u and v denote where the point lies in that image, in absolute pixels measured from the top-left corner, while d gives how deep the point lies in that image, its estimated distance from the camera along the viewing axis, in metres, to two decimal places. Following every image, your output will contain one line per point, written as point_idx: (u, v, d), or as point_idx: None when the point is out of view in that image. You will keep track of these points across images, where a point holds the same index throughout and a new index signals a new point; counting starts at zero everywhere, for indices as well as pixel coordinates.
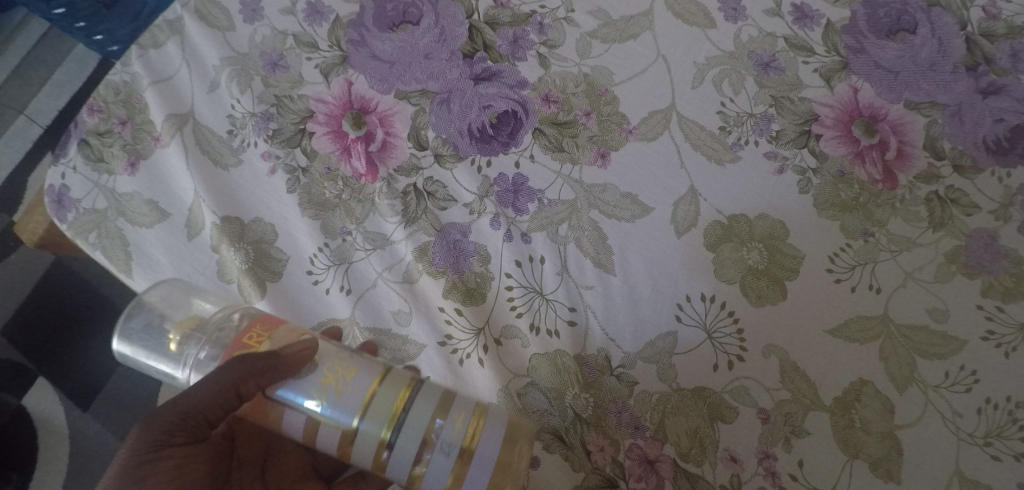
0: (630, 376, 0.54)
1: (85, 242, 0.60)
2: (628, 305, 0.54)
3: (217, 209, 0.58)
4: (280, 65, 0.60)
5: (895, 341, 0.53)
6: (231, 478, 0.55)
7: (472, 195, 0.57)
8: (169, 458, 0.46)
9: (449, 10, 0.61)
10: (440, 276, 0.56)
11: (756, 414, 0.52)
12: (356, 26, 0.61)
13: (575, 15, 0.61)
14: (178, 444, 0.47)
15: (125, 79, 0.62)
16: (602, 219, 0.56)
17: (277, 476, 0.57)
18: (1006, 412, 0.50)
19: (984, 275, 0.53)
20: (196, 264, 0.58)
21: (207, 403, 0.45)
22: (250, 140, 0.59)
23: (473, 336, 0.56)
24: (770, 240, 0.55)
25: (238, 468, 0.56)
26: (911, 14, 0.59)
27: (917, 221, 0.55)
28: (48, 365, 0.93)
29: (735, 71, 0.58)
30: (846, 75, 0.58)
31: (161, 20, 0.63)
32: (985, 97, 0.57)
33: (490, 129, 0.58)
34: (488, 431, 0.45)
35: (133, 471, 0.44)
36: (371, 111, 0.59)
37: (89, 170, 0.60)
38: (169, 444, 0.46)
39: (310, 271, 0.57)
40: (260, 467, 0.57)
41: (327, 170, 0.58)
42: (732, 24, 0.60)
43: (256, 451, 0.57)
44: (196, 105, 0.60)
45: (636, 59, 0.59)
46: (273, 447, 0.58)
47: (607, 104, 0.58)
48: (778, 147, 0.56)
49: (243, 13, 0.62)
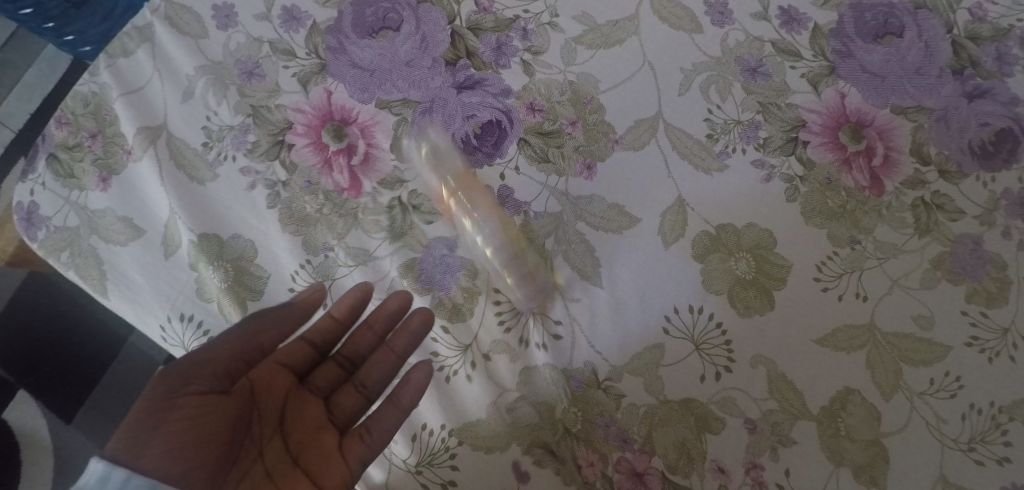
0: (617, 389, 0.54)
1: (58, 261, 0.58)
2: (615, 318, 0.54)
3: (194, 226, 0.57)
4: (255, 73, 0.58)
5: (880, 350, 0.53)
6: (250, 432, 0.48)
7: (457, 208, 0.56)
8: (186, 403, 0.43)
9: (429, 15, 0.59)
10: (426, 292, 0.56)
11: (743, 424, 0.52)
12: (334, 33, 0.59)
13: (560, 19, 0.59)
14: (195, 394, 0.43)
15: (93, 89, 0.59)
16: (589, 231, 0.55)
17: (297, 433, 0.50)
18: (990, 417, 0.51)
19: (968, 281, 0.54)
20: (174, 283, 0.57)
21: (228, 356, 0.47)
22: (227, 154, 0.57)
23: (460, 352, 0.55)
24: (757, 250, 0.54)
25: (258, 421, 0.48)
26: (897, 17, 0.59)
27: (903, 227, 0.55)
28: (30, 379, 0.88)
29: (722, 77, 0.57)
30: (833, 80, 0.57)
31: (129, 26, 0.60)
32: (971, 101, 0.57)
33: (474, 139, 0.57)
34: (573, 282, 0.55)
35: (150, 415, 0.41)
36: (351, 122, 0.57)
37: (59, 186, 0.58)
38: (184, 393, 0.43)
39: (292, 289, 0.56)
40: (280, 423, 0.50)
41: (308, 184, 0.57)
42: (719, 28, 0.59)
43: (278, 405, 0.50)
44: (170, 116, 0.58)
45: (622, 65, 0.58)
46: (294, 400, 0.51)
47: (592, 112, 0.57)
48: (765, 155, 0.56)
49: (216, 19, 0.60)
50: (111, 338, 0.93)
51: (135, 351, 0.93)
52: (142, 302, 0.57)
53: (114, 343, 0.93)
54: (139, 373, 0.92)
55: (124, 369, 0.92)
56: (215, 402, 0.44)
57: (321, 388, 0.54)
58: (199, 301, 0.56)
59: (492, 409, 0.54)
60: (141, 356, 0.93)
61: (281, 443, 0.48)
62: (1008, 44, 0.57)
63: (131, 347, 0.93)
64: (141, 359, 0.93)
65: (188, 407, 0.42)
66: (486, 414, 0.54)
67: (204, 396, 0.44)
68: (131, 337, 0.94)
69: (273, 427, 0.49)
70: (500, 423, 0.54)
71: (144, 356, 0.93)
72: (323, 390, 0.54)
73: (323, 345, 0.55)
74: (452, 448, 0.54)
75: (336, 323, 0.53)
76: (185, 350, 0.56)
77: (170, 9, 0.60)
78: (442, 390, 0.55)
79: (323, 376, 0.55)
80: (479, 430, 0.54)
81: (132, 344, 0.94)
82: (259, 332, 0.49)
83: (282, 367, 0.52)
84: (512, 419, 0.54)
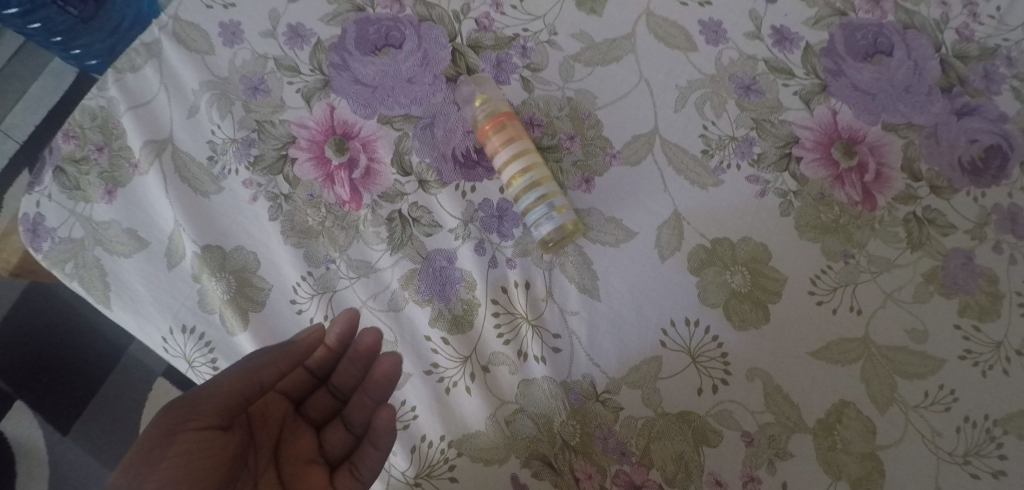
0: (615, 401, 0.54)
1: (61, 272, 0.58)
2: (613, 331, 0.55)
3: (198, 238, 0.58)
4: (260, 89, 0.60)
5: (875, 363, 0.54)
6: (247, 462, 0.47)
7: (456, 221, 0.57)
8: (182, 441, 0.42)
9: (431, 33, 0.61)
10: (426, 304, 0.56)
11: (741, 437, 0.53)
12: (338, 50, 0.60)
13: (558, 37, 0.61)
14: (194, 430, 0.43)
15: (102, 104, 0.61)
16: (587, 244, 0.56)
17: (289, 464, 0.49)
18: (984, 430, 0.52)
19: (960, 295, 0.55)
20: (176, 294, 0.58)
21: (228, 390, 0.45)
22: (231, 167, 0.58)
23: (459, 364, 0.56)
24: (753, 263, 0.55)
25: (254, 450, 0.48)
26: (887, 36, 0.60)
27: (896, 241, 0.56)
28: (26, 389, 0.88)
29: (716, 94, 0.59)
30: (825, 98, 0.59)
31: (138, 42, 0.62)
32: (960, 118, 0.58)
33: (474, 154, 0.58)
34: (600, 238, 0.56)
35: (149, 452, 0.41)
36: (353, 137, 0.58)
37: (65, 198, 0.59)
38: (186, 427, 0.43)
39: (294, 300, 0.56)
40: (274, 452, 0.49)
41: (310, 197, 0.58)
42: (714, 47, 0.60)
43: (271, 432, 0.50)
44: (176, 130, 0.60)
45: (619, 82, 0.59)
46: (288, 429, 0.51)
47: (590, 128, 0.58)
48: (760, 170, 0.57)
49: (222, 36, 0.61)
50: (110, 348, 0.92)
51: (133, 362, 0.92)
52: (144, 312, 0.58)
53: (112, 353, 0.92)
54: (137, 384, 0.91)
55: (121, 380, 0.91)
56: (215, 440, 0.44)
57: (314, 417, 0.54)
58: (201, 312, 0.57)
59: (491, 420, 0.55)
60: (139, 367, 0.92)
61: (274, 476, 0.48)
62: (994, 64, 0.59)
63: (129, 358, 0.92)
64: (139, 371, 0.92)
65: (182, 447, 0.42)
66: (485, 426, 0.55)
67: (203, 432, 0.43)
68: (129, 347, 0.92)
69: (267, 456, 0.49)
70: (499, 435, 0.54)
71: (141, 368, 0.92)
72: (316, 420, 0.54)
73: (319, 370, 0.54)
74: (452, 459, 0.54)
75: (330, 353, 0.53)
76: (186, 360, 0.57)
77: (178, 26, 0.61)
78: (440, 402, 0.55)
79: (317, 405, 0.54)
80: (479, 442, 0.54)
81: (130, 355, 0.92)
82: (257, 369, 0.46)
83: (280, 395, 0.52)
84: (510, 431, 0.54)
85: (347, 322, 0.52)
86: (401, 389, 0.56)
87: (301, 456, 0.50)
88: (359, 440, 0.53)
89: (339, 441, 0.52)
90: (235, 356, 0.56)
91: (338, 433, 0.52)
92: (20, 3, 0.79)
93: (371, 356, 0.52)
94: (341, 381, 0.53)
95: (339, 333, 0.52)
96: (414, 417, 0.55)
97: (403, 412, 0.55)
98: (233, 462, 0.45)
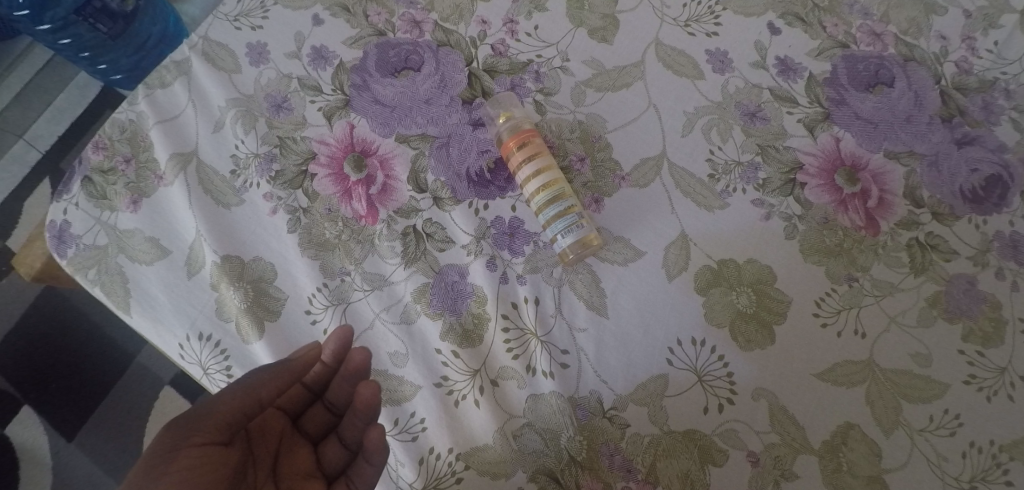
0: (621, 418, 0.55)
1: (84, 278, 0.60)
2: (620, 348, 0.56)
3: (218, 248, 0.59)
4: (284, 107, 0.62)
5: (880, 386, 0.54)
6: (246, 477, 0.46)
7: (468, 237, 0.58)
8: (185, 457, 0.42)
9: (449, 57, 0.64)
10: (438, 318, 0.57)
11: (746, 457, 0.53)
12: (359, 71, 0.63)
13: (570, 64, 0.63)
14: (196, 445, 0.42)
15: (131, 117, 0.63)
16: (596, 263, 0.57)
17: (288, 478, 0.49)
18: (991, 456, 0.52)
19: (964, 320, 0.55)
20: (193, 301, 0.59)
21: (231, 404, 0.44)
22: (253, 181, 0.61)
23: (468, 377, 0.57)
24: (758, 285, 0.56)
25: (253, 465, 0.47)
26: (888, 68, 0.62)
27: (899, 266, 0.57)
28: (35, 393, 0.90)
29: (723, 121, 0.61)
30: (828, 126, 0.60)
31: (168, 60, 0.64)
32: (961, 148, 0.60)
33: (488, 173, 0.60)
34: (609, 256, 0.58)
35: (149, 471, 0.40)
36: (372, 154, 0.60)
37: (92, 206, 0.61)
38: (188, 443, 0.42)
39: (309, 311, 0.58)
40: (272, 467, 0.49)
41: (328, 211, 0.60)
42: (720, 75, 0.62)
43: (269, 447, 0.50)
44: (201, 144, 0.62)
45: (628, 107, 0.61)
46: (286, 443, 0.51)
47: (600, 150, 0.60)
48: (765, 194, 0.58)
49: (249, 56, 0.64)
50: (118, 355, 0.93)
51: (141, 370, 0.93)
52: (162, 319, 0.59)
53: (122, 361, 0.93)
54: (143, 392, 0.92)
55: (128, 387, 0.92)
56: (216, 456, 0.43)
57: (310, 433, 0.53)
58: (218, 320, 0.59)
59: (499, 434, 0.55)
60: (146, 375, 0.93)
61: None
62: (993, 96, 0.61)
63: (138, 366, 0.93)
64: (147, 379, 0.92)
65: (185, 462, 0.41)
66: (492, 440, 0.55)
67: (206, 448, 0.43)
68: (138, 355, 0.93)
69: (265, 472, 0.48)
70: (507, 448, 0.55)
71: (148, 375, 0.93)
72: (313, 436, 0.53)
73: (315, 386, 0.53)
74: (459, 472, 0.55)
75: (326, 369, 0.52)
76: (201, 367, 0.58)
77: (207, 46, 0.64)
78: (449, 415, 0.56)
79: (312, 421, 0.53)
80: (486, 456, 0.55)
81: (138, 363, 0.93)
82: (254, 388, 0.45)
83: (278, 411, 0.52)
84: (518, 445, 0.55)
85: (344, 338, 0.51)
86: (410, 401, 0.57)
87: (299, 472, 0.50)
88: (356, 455, 0.52)
89: (335, 456, 0.51)
90: (249, 363, 0.58)
91: (335, 447, 0.52)
92: (53, 21, 0.82)
93: (363, 373, 0.51)
94: (337, 397, 0.53)
95: (334, 349, 0.51)
96: (423, 429, 0.56)
97: (412, 424, 0.56)
98: (233, 479, 0.44)
